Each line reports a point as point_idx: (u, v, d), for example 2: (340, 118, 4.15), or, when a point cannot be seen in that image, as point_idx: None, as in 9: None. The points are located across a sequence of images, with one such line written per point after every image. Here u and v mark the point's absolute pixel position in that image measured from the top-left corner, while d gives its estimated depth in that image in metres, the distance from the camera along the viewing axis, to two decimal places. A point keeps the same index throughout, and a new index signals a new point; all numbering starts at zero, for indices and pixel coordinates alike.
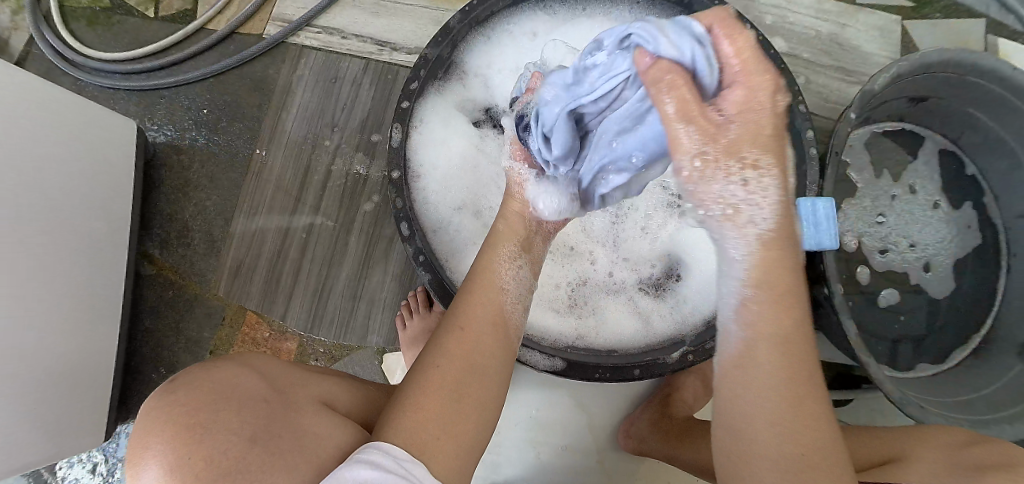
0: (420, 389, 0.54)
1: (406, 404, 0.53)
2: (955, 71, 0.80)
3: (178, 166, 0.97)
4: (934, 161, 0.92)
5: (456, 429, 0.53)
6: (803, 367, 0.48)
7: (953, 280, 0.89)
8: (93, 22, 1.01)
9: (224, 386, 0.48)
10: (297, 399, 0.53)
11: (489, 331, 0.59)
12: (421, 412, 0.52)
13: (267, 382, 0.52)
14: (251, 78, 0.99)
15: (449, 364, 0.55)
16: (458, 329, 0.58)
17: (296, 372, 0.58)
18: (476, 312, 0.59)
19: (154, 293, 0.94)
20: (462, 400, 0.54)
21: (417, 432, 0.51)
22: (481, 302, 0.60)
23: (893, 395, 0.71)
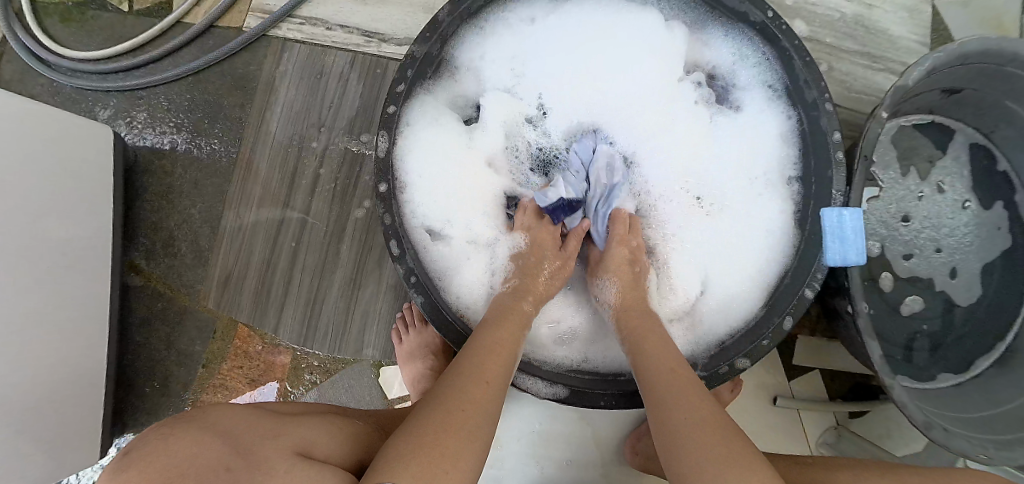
0: (439, 430, 0.51)
1: (416, 442, 0.50)
2: (994, 62, 0.73)
3: (160, 172, 0.93)
4: (963, 156, 0.86)
5: (461, 464, 0.49)
6: (686, 376, 0.59)
7: (979, 284, 0.85)
8: (65, 18, 0.95)
9: (176, 466, 0.46)
10: (264, 458, 0.50)
11: (499, 384, 0.58)
12: (433, 450, 0.49)
13: (229, 444, 0.50)
14: (233, 76, 0.93)
15: (472, 411, 0.53)
16: (481, 378, 0.57)
17: (266, 422, 0.55)
18: (504, 362, 0.60)
19: (143, 305, 0.92)
20: (474, 446, 0.51)
21: (428, 466, 0.48)
22: (499, 358, 0.60)
23: (918, 421, 0.68)
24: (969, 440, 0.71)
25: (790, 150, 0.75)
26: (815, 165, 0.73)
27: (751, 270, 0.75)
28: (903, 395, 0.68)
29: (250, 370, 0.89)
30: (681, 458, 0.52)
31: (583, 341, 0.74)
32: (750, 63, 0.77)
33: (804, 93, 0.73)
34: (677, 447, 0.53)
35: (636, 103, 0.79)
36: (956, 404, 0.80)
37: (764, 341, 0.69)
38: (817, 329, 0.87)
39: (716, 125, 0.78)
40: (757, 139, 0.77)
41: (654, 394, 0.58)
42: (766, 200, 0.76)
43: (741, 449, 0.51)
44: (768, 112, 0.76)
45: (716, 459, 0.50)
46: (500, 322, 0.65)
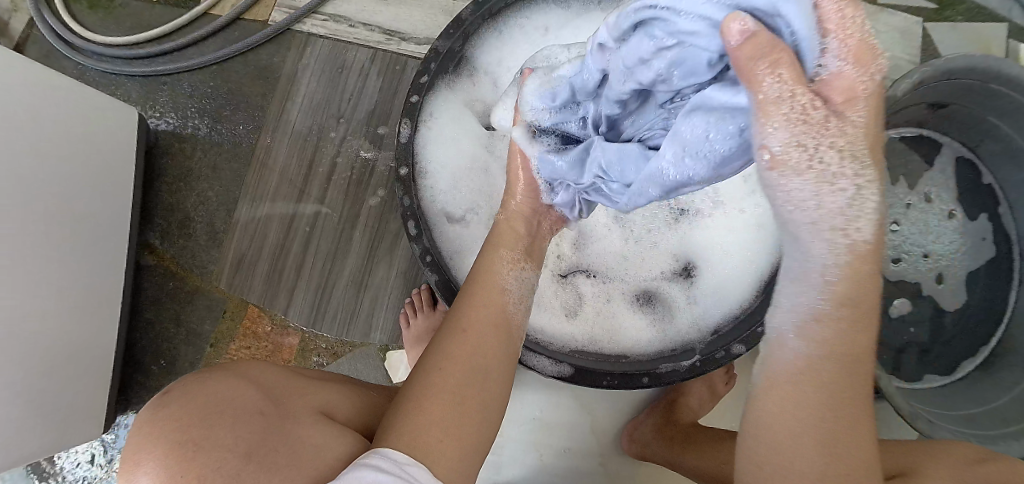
0: (423, 392, 0.53)
1: (408, 409, 0.52)
2: (978, 79, 0.78)
3: (179, 156, 0.96)
4: (951, 169, 0.91)
5: (460, 427, 0.52)
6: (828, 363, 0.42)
7: (966, 291, 0.88)
8: (94, 5, 0.98)
9: (216, 399, 0.47)
10: (293, 411, 0.51)
11: (491, 337, 0.58)
12: (423, 416, 0.51)
13: (262, 393, 0.51)
14: (257, 67, 0.96)
15: (452, 367, 0.55)
16: (460, 333, 0.58)
17: (290, 381, 0.56)
18: (484, 314, 0.59)
19: (155, 284, 0.93)
20: (462, 403, 0.53)
21: (419, 433, 0.50)
22: (482, 309, 0.60)
23: (905, 411, 0.71)
24: (952, 431, 0.74)
25: None
26: None
27: (748, 267, 0.76)
28: (888, 382, 0.72)
29: (257, 350, 0.90)
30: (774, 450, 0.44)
31: (588, 324, 0.77)
32: None
33: None
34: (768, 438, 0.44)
35: None
36: (944, 403, 0.84)
37: (760, 329, 0.72)
38: None
39: None
40: None
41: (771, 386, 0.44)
42: (760, 199, 0.76)
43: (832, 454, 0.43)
44: None
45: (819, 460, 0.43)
46: (485, 277, 0.63)
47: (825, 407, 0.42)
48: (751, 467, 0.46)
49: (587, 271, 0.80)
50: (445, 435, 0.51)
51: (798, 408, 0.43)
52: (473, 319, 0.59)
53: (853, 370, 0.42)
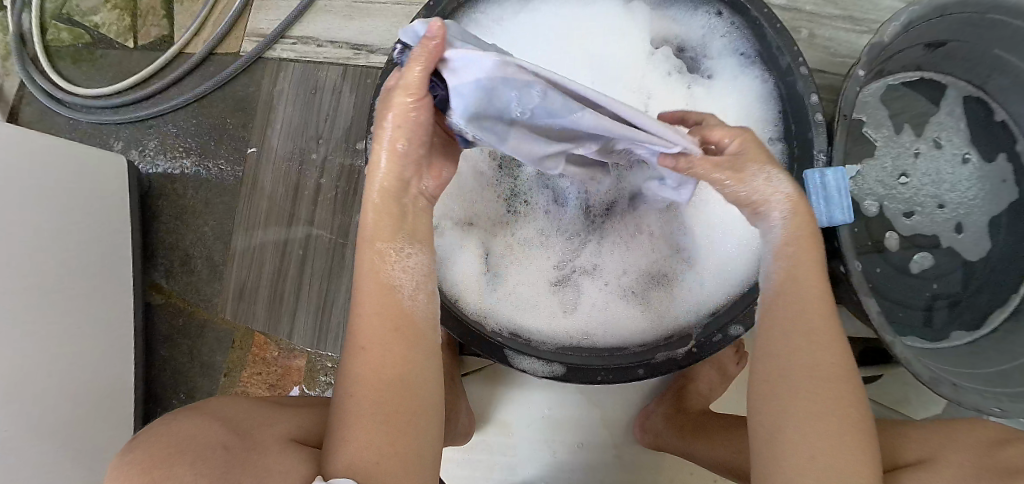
0: (347, 419, 0.51)
1: (339, 437, 0.51)
2: (974, 11, 0.72)
3: (173, 195, 0.98)
4: (959, 110, 0.84)
5: (395, 447, 0.50)
6: (834, 360, 0.51)
7: (988, 239, 0.83)
8: (77, 59, 1.01)
9: (178, 440, 0.49)
10: (260, 442, 0.53)
11: (393, 340, 0.52)
12: (358, 447, 0.49)
13: (228, 428, 0.53)
14: (235, 99, 0.98)
15: (365, 392, 0.51)
16: (360, 350, 0.52)
17: (266, 413, 0.59)
18: (374, 316, 0.52)
19: (165, 321, 0.97)
20: (392, 427, 0.50)
21: (362, 463, 0.49)
22: (370, 308, 0.53)
23: (926, 378, 0.66)
24: (981, 394, 0.69)
25: (767, 113, 0.76)
26: (796, 129, 0.73)
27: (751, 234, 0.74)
28: (907, 351, 0.67)
29: (268, 376, 0.93)
30: (789, 438, 0.49)
31: (582, 318, 0.75)
32: (720, 33, 0.78)
33: (778, 60, 0.73)
34: (784, 427, 0.50)
35: (609, 74, 0.80)
36: (974, 360, 0.78)
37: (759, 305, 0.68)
38: None
39: (695, 96, 0.79)
40: (736, 104, 0.78)
41: (776, 373, 0.51)
42: None
43: (845, 416, 0.50)
44: (743, 78, 0.78)
45: (824, 432, 0.49)
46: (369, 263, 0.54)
47: (812, 379, 0.50)
48: (795, 458, 0.49)
49: (574, 277, 0.76)
50: (394, 450, 0.50)
51: (788, 380, 0.51)
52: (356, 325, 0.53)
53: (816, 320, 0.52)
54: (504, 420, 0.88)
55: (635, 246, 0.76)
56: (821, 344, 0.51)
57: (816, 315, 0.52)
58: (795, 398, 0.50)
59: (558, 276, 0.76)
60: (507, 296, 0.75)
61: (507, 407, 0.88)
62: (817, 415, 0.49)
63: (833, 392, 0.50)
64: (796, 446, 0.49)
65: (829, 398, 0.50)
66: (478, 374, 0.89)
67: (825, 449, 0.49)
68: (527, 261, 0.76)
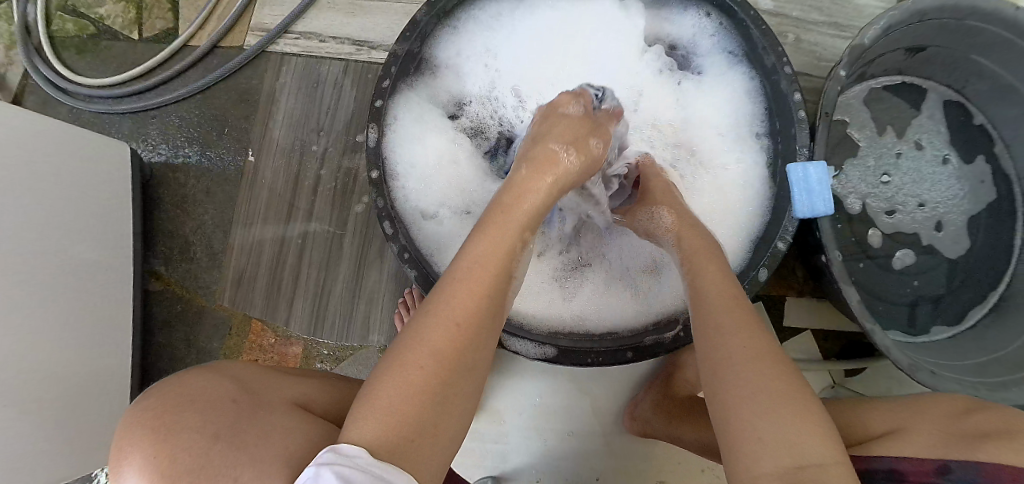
0: (400, 389, 0.47)
1: (380, 407, 0.46)
2: (953, 17, 0.75)
3: (174, 183, 1.00)
4: (939, 113, 0.88)
5: (436, 428, 0.47)
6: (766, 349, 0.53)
7: (967, 237, 0.86)
8: (81, 49, 1.03)
9: (193, 392, 0.54)
10: (266, 400, 0.57)
11: (483, 321, 0.52)
12: (397, 417, 0.46)
13: (237, 385, 0.57)
14: (238, 91, 1.00)
15: (435, 364, 0.48)
16: (451, 323, 0.50)
17: (276, 376, 0.63)
18: (476, 294, 0.52)
19: (164, 308, 0.98)
20: (448, 409, 0.48)
21: (397, 440, 0.45)
22: (477, 287, 0.52)
23: (904, 363, 0.69)
24: (960, 382, 0.72)
25: (753, 107, 0.79)
26: (780, 124, 0.76)
27: (732, 226, 0.77)
28: (885, 339, 0.69)
29: (263, 362, 0.94)
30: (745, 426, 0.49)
31: (573, 305, 0.77)
32: (709, 32, 0.81)
33: (763, 60, 0.76)
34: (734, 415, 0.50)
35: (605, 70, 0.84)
36: (955, 354, 0.81)
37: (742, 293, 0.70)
38: (805, 290, 0.89)
39: (683, 91, 0.83)
40: (722, 101, 0.81)
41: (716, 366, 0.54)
42: (737, 154, 0.80)
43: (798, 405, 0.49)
44: (731, 75, 0.80)
45: (779, 414, 0.48)
46: (478, 258, 0.54)
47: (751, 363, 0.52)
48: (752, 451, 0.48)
49: (585, 267, 0.80)
50: (428, 430, 0.46)
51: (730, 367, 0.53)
52: (462, 278, 0.52)
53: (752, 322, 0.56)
54: (497, 408, 0.89)
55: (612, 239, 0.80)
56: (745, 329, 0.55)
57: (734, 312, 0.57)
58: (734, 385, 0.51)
59: (568, 266, 0.80)
60: None
61: (499, 396, 0.89)
62: (766, 394, 0.50)
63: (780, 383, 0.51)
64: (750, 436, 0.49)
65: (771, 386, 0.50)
66: None
67: (777, 432, 0.48)
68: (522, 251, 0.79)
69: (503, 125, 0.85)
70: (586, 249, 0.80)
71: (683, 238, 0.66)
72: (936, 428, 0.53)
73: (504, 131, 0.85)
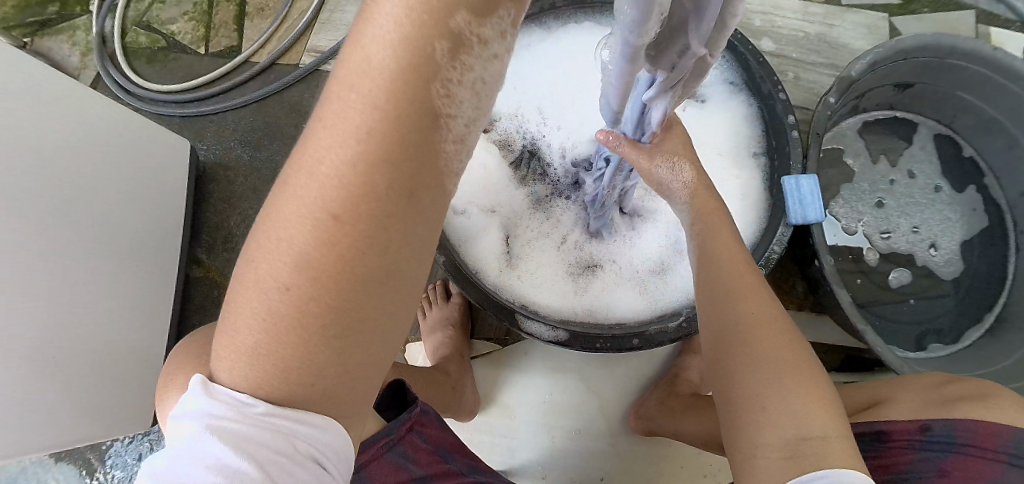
0: (272, 314, 0.35)
1: (251, 340, 0.36)
2: (935, 55, 0.85)
3: (224, 180, 1.09)
4: (930, 146, 0.96)
5: (341, 361, 0.37)
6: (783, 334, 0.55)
7: (961, 260, 0.93)
8: (151, 59, 1.15)
9: None
10: None
11: (361, 198, 0.34)
12: (276, 348, 0.36)
13: None
14: (290, 103, 1.11)
15: (308, 279, 0.34)
16: (324, 215, 0.34)
17: None
18: (347, 157, 0.33)
19: (202, 293, 1.05)
20: (354, 341, 0.36)
21: (285, 371, 0.36)
22: (347, 146, 0.33)
23: (891, 359, 0.73)
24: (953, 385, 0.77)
25: (752, 130, 0.88)
26: (776, 144, 0.84)
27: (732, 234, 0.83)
28: (875, 337, 0.74)
29: None
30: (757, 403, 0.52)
31: (584, 300, 0.83)
32: (712, 66, 0.90)
33: (760, 87, 0.86)
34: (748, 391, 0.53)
35: None
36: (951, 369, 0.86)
37: None
38: (804, 305, 0.94)
39: (688, 116, 0.91)
40: (722, 125, 0.90)
41: (736, 346, 0.56)
42: (736, 171, 0.87)
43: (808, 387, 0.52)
44: (731, 103, 0.89)
45: (789, 394, 0.51)
46: (353, 98, 0.33)
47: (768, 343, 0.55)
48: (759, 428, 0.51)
49: (597, 266, 0.85)
50: (341, 370, 0.37)
51: (745, 349, 0.55)
52: (316, 145, 0.34)
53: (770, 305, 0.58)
54: (508, 403, 0.93)
55: (625, 240, 0.86)
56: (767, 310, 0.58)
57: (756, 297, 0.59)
58: (750, 362, 0.54)
59: (581, 264, 0.85)
60: (518, 272, 0.84)
61: (510, 391, 0.93)
62: (781, 378, 0.52)
63: (794, 368, 0.53)
64: (759, 411, 0.51)
65: (785, 368, 0.53)
66: (486, 358, 0.95)
67: (786, 412, 0.50)
68: (540, 250, 0.86)
69: (527, 137, 0.94)
70: (598, 250, 0.86)
71: (697, 204, 0.67)
72: (916, 396, 0.57)
73: (529, 143, 0.93)
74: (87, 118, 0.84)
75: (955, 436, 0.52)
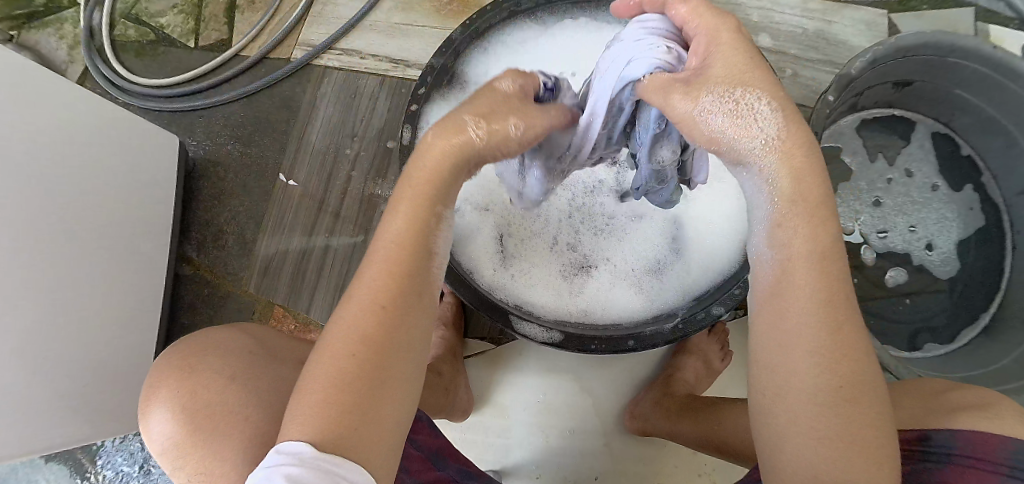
0: (325, 376, 0.44)
1: (307, 397, 0.44)
2: (936, 54, 0.84)
3: (215, 178, 1.07)
4: (928, 144, 0.95)
5: (377, 408, 0.44)
6: (845, 350, 0.44)
7: (956, 260, 0.92)
8: (140, 53, 1.13)
9: (214, 341, 0.58)
10: (279, 356, 0.61)
11: (394, 299, 0.47)
12: (326, 403, 0.43)
13: (256, 341, 0.61)
14: (281, 98, 1.09)
15: (356, 348, 0.45)
16: (373, 308, 0.46)
17: (290, 339, 0.67)
18: (387, 270, 0.47)
19: (192, 292, 1.03)
20: (388, 393, 0.45)
21: (333, 420, 0.43)
22: (386, 263, 0.48)
23: (889, 362, 0.73)
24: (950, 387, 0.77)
25: None
26: None
27: (728, 234, 0.82)
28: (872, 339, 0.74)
29: None
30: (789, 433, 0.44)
31: (579, 299, 0.82)
32: None
33: None
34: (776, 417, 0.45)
35: None
36: (947, 370, 0.87)
37: (736, 290, 0.76)
38: None
39: None
40: None
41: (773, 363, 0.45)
42: None
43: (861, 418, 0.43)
44: None
45: (828, 428, 0.43)
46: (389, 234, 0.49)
47: (819, 364, 0.43)
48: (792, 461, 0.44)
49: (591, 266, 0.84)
50: (374, 417, 0.44)
51: (792, 371, 0.44)
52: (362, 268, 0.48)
53: (839, 312, 0.44)
54: (502, 403, 0.92)
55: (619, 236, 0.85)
56: (832, 320, 0.44)
57: (825, 303, 0.44)
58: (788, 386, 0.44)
59: (576, 264, 0.84)
60: (517, 269, 0.83)
61: (505, 391, 0.93)
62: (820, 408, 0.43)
63: (846, 394, 0.43)
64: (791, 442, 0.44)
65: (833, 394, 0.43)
66: (480, 357, 0.94)
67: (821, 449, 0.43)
68: (533, 249, 0.84)
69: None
70: (593, 248, 0.84)
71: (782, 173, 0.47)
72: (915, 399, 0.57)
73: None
74: (70, 113, 0.82)
75: (958, 445, 0.51)
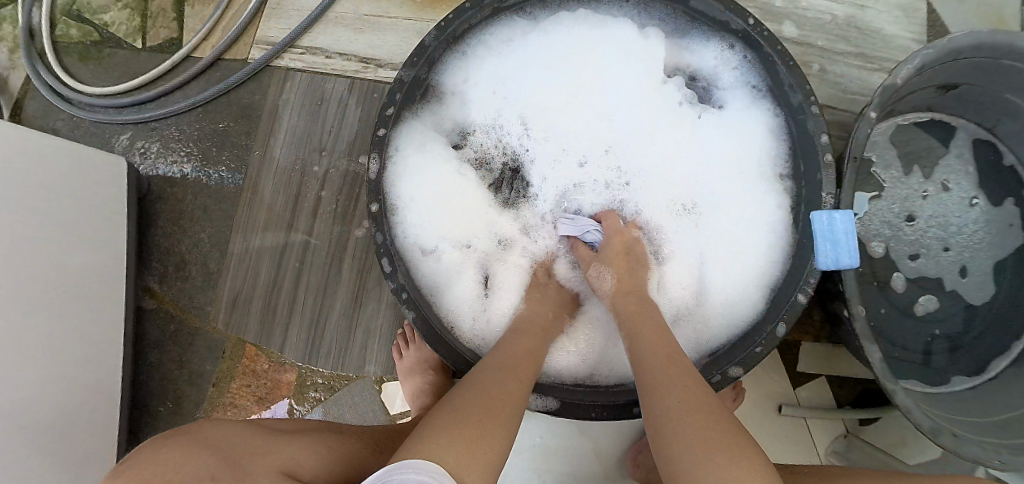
0: (462, 410, 0.54)
1: (449, 421, 0.53)
2: (988, 56, 0.72)
3: (172, 200, 0.97)
4: (968, 153, 0.84)
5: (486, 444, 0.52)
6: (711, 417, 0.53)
7: (991, 282, 0.82)
8: (85, 56, 1.00)
9: (169, 472, 0.50)
10: (248, 472, 0.53)
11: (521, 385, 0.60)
12: (461, 431, 0.52)
13: (218, 457, 0.53)
14: (240, 106, 0.97)
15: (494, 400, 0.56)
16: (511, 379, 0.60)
17: (259, 439, 0.58)
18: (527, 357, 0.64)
19: (157, 327, 0.95)
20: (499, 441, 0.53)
21: (466, 445, 0.51)
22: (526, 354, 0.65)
23: (926, 426, 0.65)
24: (982, 445, 0.68)
25: (776, 148, 0.75)
26: (804, 169, 0.73)
27: (748, 271, 0.74)
28: (907, 398, 0.65)
29: (257, 389, 0.91)
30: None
31: (581, 351, 0.74)
32: (732, 65, 0.78)
33: (789, 97, 0.73)
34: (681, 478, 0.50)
35: (621, 103, 0.81)
36: (975, 408, 0.77)
37: (757, 348, 0.68)
38: (821, 337, 0.85)
39: (701, 125, 0.79)
40: (740, 136, 0.78)
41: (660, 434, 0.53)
42: (758, 193, 0.76)
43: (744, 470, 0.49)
44: (751, 112, 0.77)
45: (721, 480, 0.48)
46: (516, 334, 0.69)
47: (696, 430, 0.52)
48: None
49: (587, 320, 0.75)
50: (483, 452, 0.51)
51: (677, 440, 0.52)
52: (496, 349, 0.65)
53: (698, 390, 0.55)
54: None
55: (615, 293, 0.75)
56: (693, 395, 0.55)
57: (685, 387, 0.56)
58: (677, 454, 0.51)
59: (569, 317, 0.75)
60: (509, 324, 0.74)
61: None
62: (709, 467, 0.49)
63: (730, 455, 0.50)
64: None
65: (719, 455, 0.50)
66: None
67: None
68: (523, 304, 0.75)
69: (508, 153, 0.81)
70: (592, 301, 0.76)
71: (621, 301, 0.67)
72: None
73: (508, 160, 0.81)
74: None
75: None
